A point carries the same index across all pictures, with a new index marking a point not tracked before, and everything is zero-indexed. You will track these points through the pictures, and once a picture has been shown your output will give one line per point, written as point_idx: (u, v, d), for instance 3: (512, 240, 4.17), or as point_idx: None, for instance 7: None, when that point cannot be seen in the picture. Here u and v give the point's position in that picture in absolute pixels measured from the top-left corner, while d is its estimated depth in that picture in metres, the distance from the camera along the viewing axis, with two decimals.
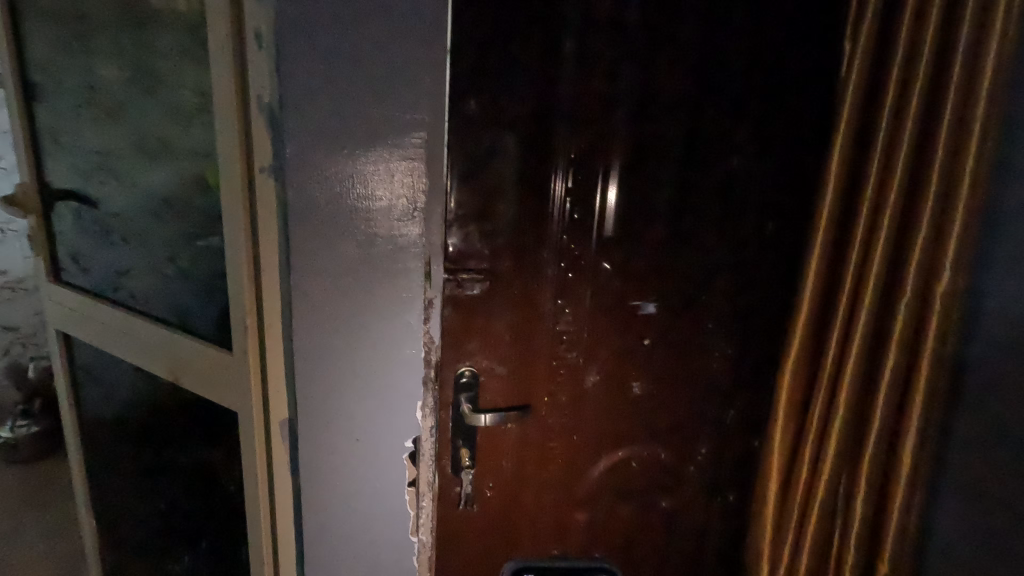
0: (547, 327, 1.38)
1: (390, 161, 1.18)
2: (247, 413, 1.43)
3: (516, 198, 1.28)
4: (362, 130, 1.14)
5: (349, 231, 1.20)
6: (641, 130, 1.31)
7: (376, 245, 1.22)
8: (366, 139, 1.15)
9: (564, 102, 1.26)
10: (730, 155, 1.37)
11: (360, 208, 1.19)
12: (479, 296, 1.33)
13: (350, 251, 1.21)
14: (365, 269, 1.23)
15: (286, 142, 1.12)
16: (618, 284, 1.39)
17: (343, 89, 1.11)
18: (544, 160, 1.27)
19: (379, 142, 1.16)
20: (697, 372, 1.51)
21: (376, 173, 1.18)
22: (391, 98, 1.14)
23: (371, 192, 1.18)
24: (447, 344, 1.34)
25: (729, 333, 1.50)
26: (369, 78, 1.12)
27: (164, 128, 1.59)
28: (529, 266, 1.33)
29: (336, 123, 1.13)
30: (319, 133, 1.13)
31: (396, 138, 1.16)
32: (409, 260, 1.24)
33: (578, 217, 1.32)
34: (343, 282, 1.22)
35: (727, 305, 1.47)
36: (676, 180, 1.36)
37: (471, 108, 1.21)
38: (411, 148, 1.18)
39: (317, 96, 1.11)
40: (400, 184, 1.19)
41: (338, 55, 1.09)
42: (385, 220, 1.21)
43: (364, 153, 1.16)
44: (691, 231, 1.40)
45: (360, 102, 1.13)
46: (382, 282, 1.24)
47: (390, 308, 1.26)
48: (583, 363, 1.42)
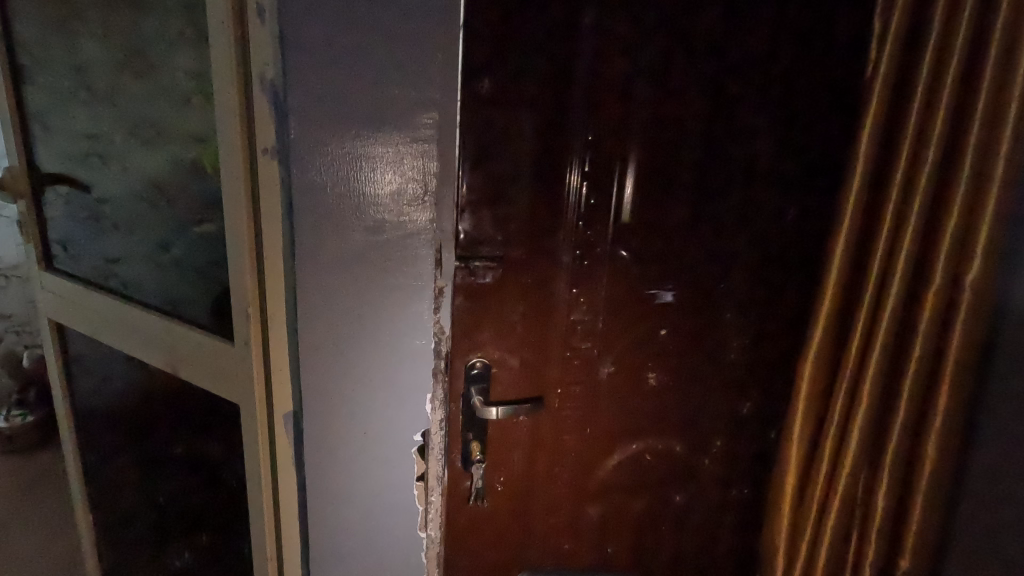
0: (562, 316, 1.33)
1: (401, 142, 1.12)
2: (249, 405, 1.38)
3: (531, 183, 1.23)
4: (371, 109, 1.09)
5: (357, 217, 1.14)
6: (661, 111, 1.25)
7: (386, 231, 1.17)
8: (376, 119, 1.09)
9: (583, 81, 1.20)
10: (754, 138, 1.32)
11: (369, 193, 1.14)
12: (492, 285, 1.27)
13: (359, 238, 1.16)
14: (374, 257, 1.18)
15: (291, 123, 1.06)
16: (635, 272, 1.34)
17: (352, 66, 1.05)
18: (561, 142, 1.21)
19: (390, 123, 1.10)
20: (715, 363, 1.47)
21: (386, 155, 1.12)
22: (403, 76, 1.08)
23: (381, 176, 1.13)
24: (458, 334, 1.29)
25: (747, 323, 1.45)
26: (379, 54, 1.06)
27: (157, 110, 1.52)
28: (544, 254, 1.28)
29: (344, 102, 1.07)
30: (326, 113, 1.07)
31: (407, 118, 1.11)
32: (420, 247, 1.19)
33: (594, 202, 1.26)
34: (351, 270, 1.17)
35: (747, 293, 1.42)
36: (697, 163, 1.31)
37: (485, 87, 1.15)
38: (423, 129, 1.12)
39: (325, 73, 1.05)
40: (411, 167, 1.14)
41: (347, 30, 1.03)
42: (395, 205, 1.16)
43: (373, 134, 1.10)
44: (712, 217, 1.35)
45: (369, 80, 1.07)
46: (392, 270, 1.19)
47: (399, 298, 1.21)
48: (598, 355, 1.37)
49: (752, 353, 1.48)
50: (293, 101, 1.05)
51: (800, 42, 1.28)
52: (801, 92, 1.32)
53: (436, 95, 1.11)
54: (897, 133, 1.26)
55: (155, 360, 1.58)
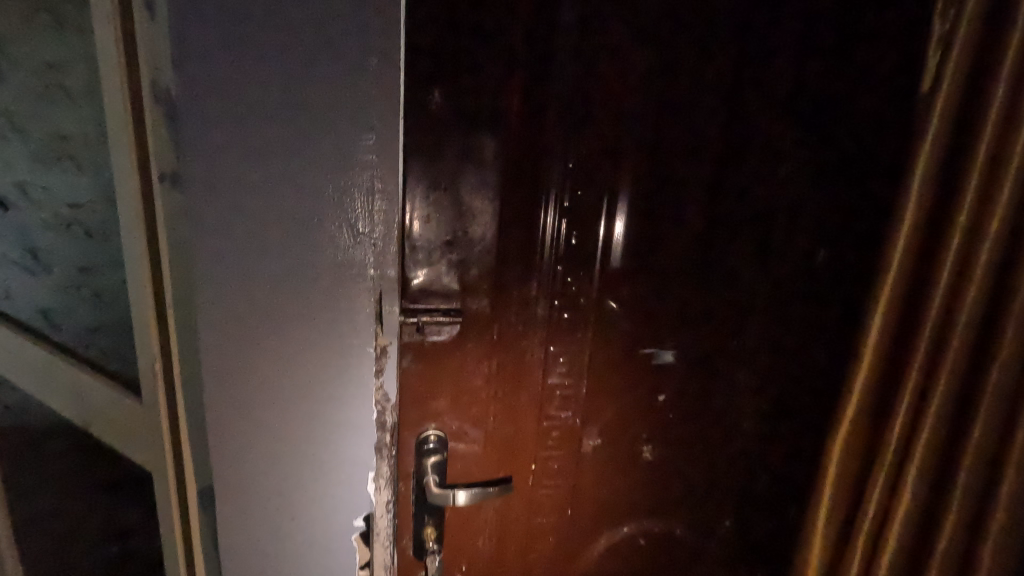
0: (537, 379, 1.09)
1: (328, 171, 0.88)
2: (161, 477, 1.15)
3: (496, 220, 0.98)
4: (287, 129, 0.85)
5: (276, 263, 0.91)
6: (659, 132, 1.00)
7: (313, 280, 0.93)
8: (294, 142, 0.86)
9: (560, 95, 0.95)
10: (774, 163, 1.07)
11: (289, 233, 0.90)
12: (447, 343, 1.03)
13: (278, 288, 0.92)
14: (299, 310, 0.94)
15: (187, 144, 0.83)
16: (627, 328, 1.09)
17: (260, 75, 0.82)
18: (535, 171, 0.97)
19: (312, 145, 0.86)
20: (724, 433, 1.21)
21: (309, 185, 0.88)
22: (327, 86, 0.84)
23: (305, 212, 0.89)
24: (407, 401, 1.05)
25: (765, 387, 1.20)
26: (295, 59, 0.82)
27: (100, 121, 1.35)
28: (513, 305, 1.03)
29: (251, 120, 0.84)
30: (231, 134, 0.84)
31: (334, 139, 0.87)
32: (357, 298, 0.95)
33: (577, 242, 1.02)
34: (270, 327, 0.94)
35: (762, 350, 1.17)
36: (704, 195, 1.06)
37: (435, 102, 0.91)
38: (356, 153, 0.88)
39: (225, 83, 0.81)
40: (343, 201, 0.90)
41: (249, 27, 0.80)
42: (323, 248, 0.92)
43: (292, 159, 0.87)
44: (724, 260, 1.10)
45: (285, 90, 0.83)
46: (321, 327, 0.95)
47: (331, 360, 0.97)
48: (581, 425, 1.13)
49: (766, 422, 1.22)
50: (181, 119, 0.82)
51: (830, 50, 1.04)
52: (831, 109, 1.07)
53: (370, 112, 0.87)
54: (964, 162, 0.98)
55: (70, 410, 1.36)
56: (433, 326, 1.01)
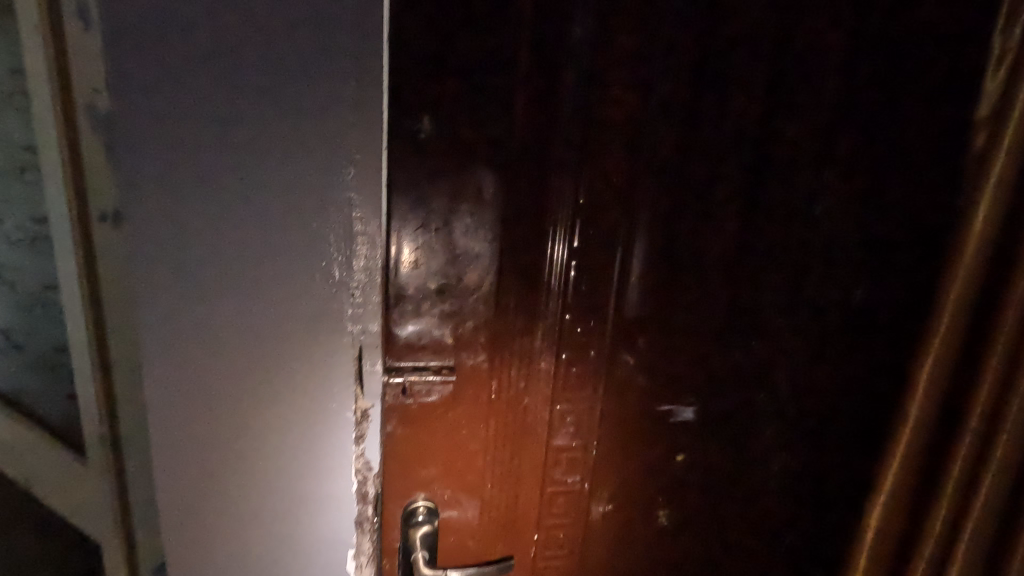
0: (540, 442, 0.95)
1: (298, 212, 0.75)
2: (108, 551, 1.01)
3: (495, 265, 0.85)
4: (249, 165, 0.72)
5: (238, 318, 0.78)
6: (682, 164, 0.87)
7: (282, 338, 0.80)
8: (257, 179, 0.73)
9: (569, 123, 0.81)
10: (810, 197, 0.93)
11: (254, 284, 0.77)
12: (438, 406, 0.89)
13: (241, 346, 0.79)
14: (266, 371, 0.81)
15: (127, 181, 0.70)
16: (643, 383, 0.96)
17: (215, 101, 0.69)
18: (539, 211, 0.84)
19: (279, 183, 0.73)
20: (748, 500, 1.07)
21: (276, 229, 0.75)
22: (295, 114, 0.71)
23: (272, 260, 0.76)
24: (393, 469, 0.91)
25: (796, 446, 1.06)
26: (256, 83, 0.69)
27: None
28: (515, 360, 0.90)
29: (205, 154, 0.71)
30: (180, 168, 0.71)
31: (305, 177, 0.74)
32: (334, 357, 0.82)
33: (587, 288, 0.89)
34: (232, 390, 0.81)
35: (793, 407, 1.03)
36: (732, 235, 0.92)
37: (423, 132, 0.77)
38: (331, 193, 0.75)
39: (174, 111, 0.68)
40: (317, 247, 0.77)
41: (202, 45, 0.67)
42: (294, 301, 0.78)
43: (254, 199, 0.73)
44: (752, 308, 0.97)
45: (244, 117, 0.70)
46: (292, 390, 0.82)
47: (302, 427, 0.84)
48: (590, 491, 1.00)
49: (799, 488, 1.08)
50: (120, 152, 0.69)
51: (886, 70, 0.89)
52: (883, 138, 0.92)
53: (347, 145, 0.73)
54: None
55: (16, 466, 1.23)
56: (421, 387, 0.88)
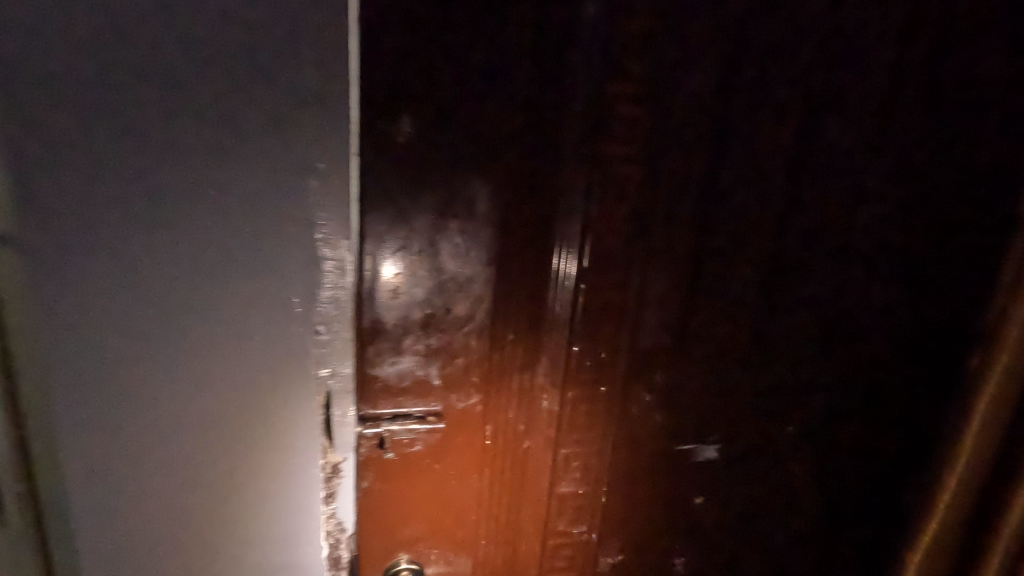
0: (543, 489, 0.82)
1: (243, 239, 0.60)
2: None
3: (490, 292, 0.71)
4: (176, 181, 0.57)
5: (171, 370, 0.63)
6: (711, 169, 0.74)
7: (227, 392, 0.65)
8: (188, 199, 0.58)
9: (578, 122, 0.67)
10: (858, 208, 0.79)
11: (188, 329, 0.62)
12: (423, 456, 0.76)
13: (176, 404, 0.64)
14: (209, 433, 0.66)
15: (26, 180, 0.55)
16: (660, 420, 0.83)
17: (149, 90, 0.54)
18: (542, 226, 0.70)
19: (218, 203, 0.59)
20: (776, 545, 0.95)
21: (214, 260, 0.60)
22: (234, 117, 0.57)
23: (211, 298, 0.62)
24: (370, 528, 0.78)
25: (833, 486, 0.92)
26: (183, 79, 0.55)
27: None
28: (513, 400, 0.76)
29: (120, 170, 0.56)
30: (99, 167, 0.56)
31: (249, 194, 0.59)
32: (294, 409, 0.68)
33: (599, 315, 0.76)
34: (168, 456, 0.66)
35: (826, 447, 0.90)
36: (766, 251, 0.79)
37: (403, 135, 0.64)
38: (285, 210, 0.60)
39: (91, 107, 0.54)
40: (268, 280, 0.62)
41: (107, 35, 0.52)
42: (240, 346, 0.64)
43: (185, 224, 0.59)
44: (786, 335, 0.84)
45: (181, 110, 0.55)
46: (243, 452, 0.68)
47: (258, 483, 0.69)
48: (598, 541, 0.88)
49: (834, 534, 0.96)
50: (8, 173, 0.54)
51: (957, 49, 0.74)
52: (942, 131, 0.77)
53: (304, 151, 0.59)
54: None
55: None
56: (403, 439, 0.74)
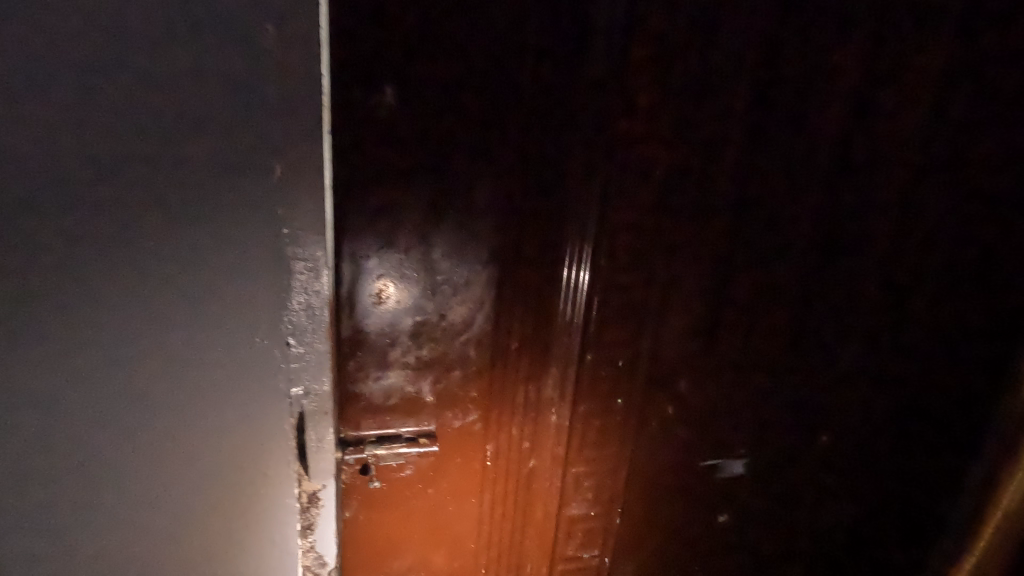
0: (552, 512, 0.73)
1: (194, 246, 0.50)
2: None
3: (491, 296, 0.62)
4: (106, 176, 0.47)
5: (113, 407, 0.52)
6: (747, 153, 0.63)
7: (182, 429, 0.55)
8: (123, 199, 0.47)
9: (594, 95, 0.57)
10: (911, 197, 0.68)
11: (132, 357, 0.51)
12: (414, 481, 0.67)
13: (120, 446, 0.54)
14: (164, 476, 0.56)
15: None
16: (683, 435, 0.74)
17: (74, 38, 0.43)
18: (551, 219, 0.61)
19: (161, 203, 0.48)
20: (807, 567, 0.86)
21: (160, 272, 0.50)
22: (172, 92, 0.46)
23: (158, 320, 0.51)
24: (355, 561, 0.69)
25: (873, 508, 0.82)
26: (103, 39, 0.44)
27: None
28: (518, 416, 0.67)
29: (34, 154, 0.45)
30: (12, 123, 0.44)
31: (199, 189, 0.49)
32: (263, 441, 0.58)
33: (615, 320, 0.66)
34: (113, 508, 0.55)
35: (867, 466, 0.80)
36: (807, 244, 0.69)
37: (386, 109, 0.54)
38: (243, 207, 0.50)
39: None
40: (227, 294, 0.52)
41: None
42: (197, 374, 0.53)
43: (120, 230, 0.48)
44: (824, 342, 0.74)
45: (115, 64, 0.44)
46: (205, 496, 0.57)
47: (226, 506, 0.58)
48: (612, 565, 0.79)
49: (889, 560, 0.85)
50: None
51: None
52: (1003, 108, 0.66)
53: (261, 129, 0.49)
54: None
55: None
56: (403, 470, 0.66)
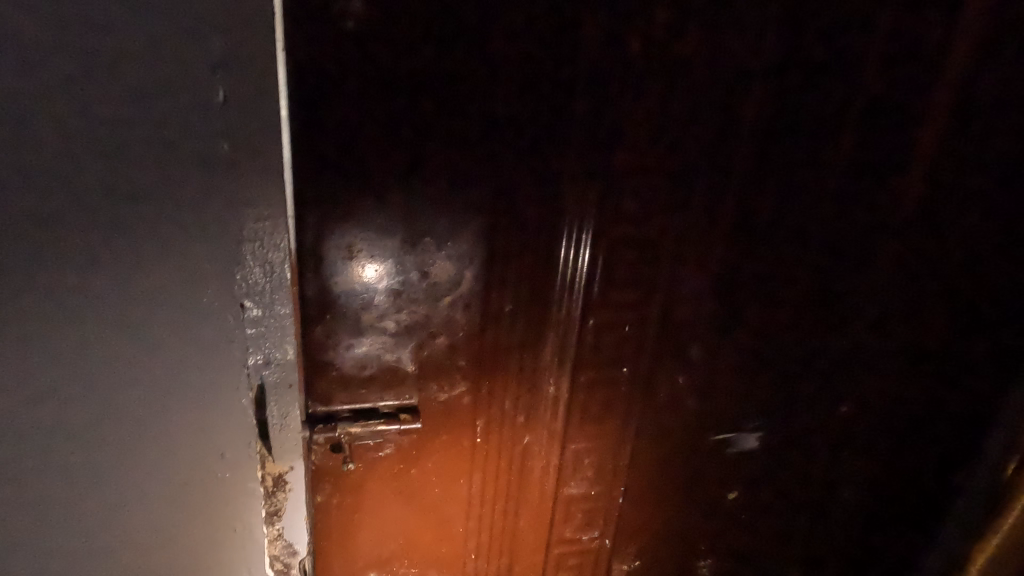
0: (549, 491, 0.66)
1: (127, 191, 0.42)
2: None
3: (481, 252, 0.54)
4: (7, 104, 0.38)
5: (39, 385, 0.44)
6: (778, 90, 0.55)
7: (125, 410, 0.47)
8: (35, 133, 0.39)
9: (603, 9, 0.48)
10: (966, 149, 0.59)
11: (58, 325, 0.43)
12: (396, 461, 0.60)
13: (50, 431, 0.45)
14: (109, 443, 0.47)
15: None
16: (694, 407, 0.67)
17: None
18: (549, 160, 0.52)
19: (82, 138, 0.40)
20: (821, 553, 0.79)
21: (88, 223, 0.42)
22: None
23: (94, 254, 0.42)
24: (331, 549, 0.62)
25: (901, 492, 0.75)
26: None
27: None
28: (512, 387, 0.60)
29: None
30: None
31: (128, 120, 0.40)
32: (219, 424, 0.50)
33: (622, 281, 0.58)
34: (44, 501, 0.47)
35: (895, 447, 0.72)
36: (840, 196, 0.60)
37: (354, 19, 0.44)
38: (183, 142, 0.41)
39: None
40: (171, 250, 0.44)
41: None
42: (139, 347, 0.45)
43: (35, 173, 0.40)
44: (853, 312, 0.65)
45: None
46: (154, 486, 0.49)
47: (185, 477, 0.50)
48: (613, 545, 0.73)
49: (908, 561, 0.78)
50: None
51: None
52: None
53: (197, 40, 0.39)
54: None
55: None
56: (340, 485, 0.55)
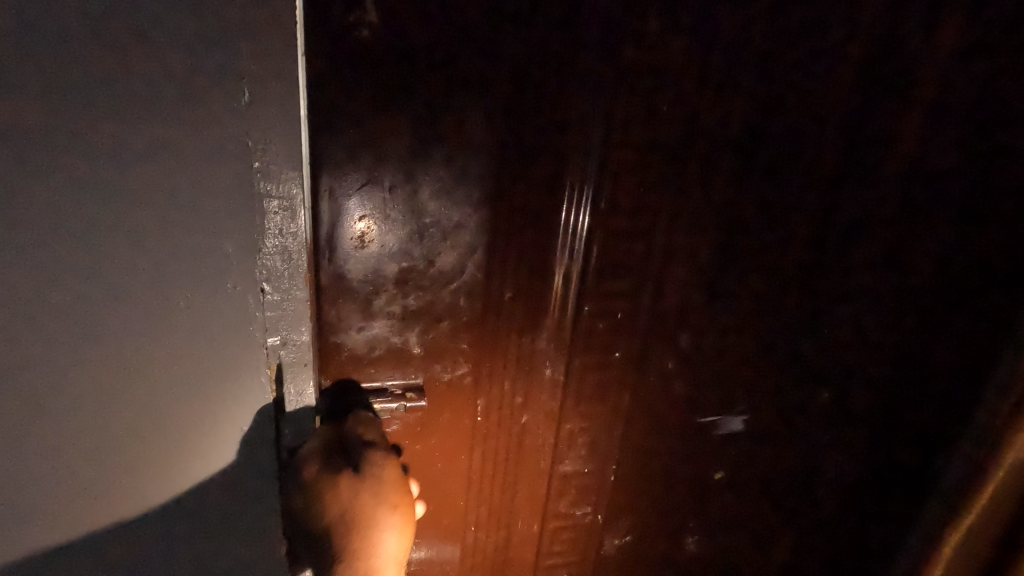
0: (544, 468, 0.71)
1: (208, 154, 0.46)
2: None
3: (483, 243, 0.58)
4: (82, 88, 0.43)
5: (93, 333, 0.49)
6: (760, 95, 0.58)
7: (181, 356, 0.52)
8: (132, 101, 0.44)
9: (597, 19, 0.52)
10: (935, 154, 0.63)
11: (136, 271, 0.48)
12: (402, 437, 0.64)
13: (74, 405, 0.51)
14: (180, 371, 0.52)
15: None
16: (682, 391, 0.71)
17: None
18: (546, 158, 0.56)
19: (168, 108, 0.45)
20: (803, 535, 0.83)
21: (165, 186, 0.47)
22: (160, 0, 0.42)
23: (181, 202, 0.47)
24: None
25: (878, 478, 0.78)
26: None
27: None
28: (510, 369, 0.64)
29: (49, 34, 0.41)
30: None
31: (206, 101, 0.45)
32: (229, 402, 0.55)
33: (614, 271, 0.62)
34: (116, 421, 0.52)
35: (873, 434, 0.76)
36: (822, 193, 0.64)
37: (367, 28, 0.48)
38: (250, 125, 0.46)
39: None
40: (228, 219, 0.49)
41: None
42: (211, 288, 0.51)
43: (137, 129, 0.45)
44: (833, 304, 0.69)
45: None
46: (195, 429, 0.55)
47: (235, 413, 0.55)
48: (605, 521, 0.77)
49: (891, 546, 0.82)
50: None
51: None
52: None
53: (227, 45, 0.44)
54: None
55: None
56: (339, 449, 0.57)
